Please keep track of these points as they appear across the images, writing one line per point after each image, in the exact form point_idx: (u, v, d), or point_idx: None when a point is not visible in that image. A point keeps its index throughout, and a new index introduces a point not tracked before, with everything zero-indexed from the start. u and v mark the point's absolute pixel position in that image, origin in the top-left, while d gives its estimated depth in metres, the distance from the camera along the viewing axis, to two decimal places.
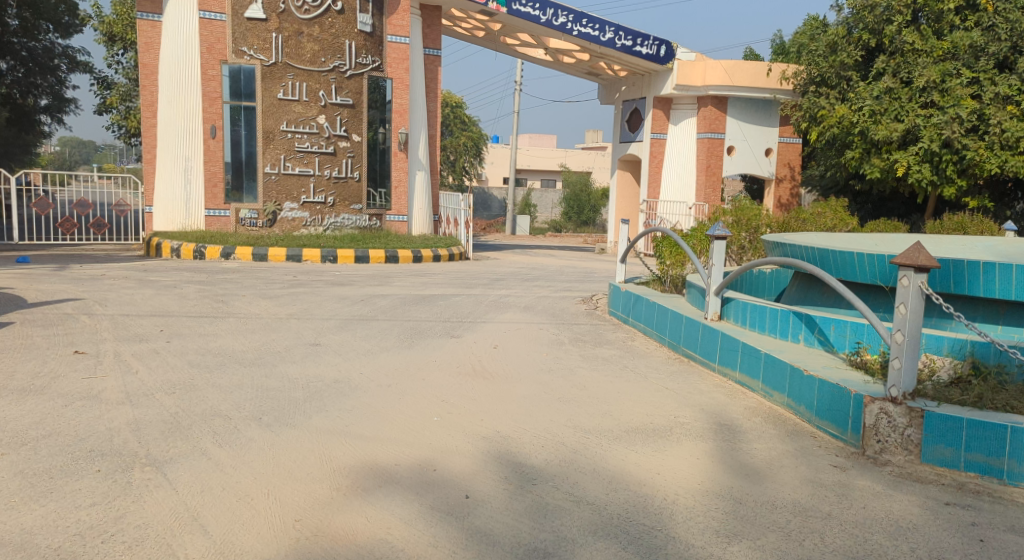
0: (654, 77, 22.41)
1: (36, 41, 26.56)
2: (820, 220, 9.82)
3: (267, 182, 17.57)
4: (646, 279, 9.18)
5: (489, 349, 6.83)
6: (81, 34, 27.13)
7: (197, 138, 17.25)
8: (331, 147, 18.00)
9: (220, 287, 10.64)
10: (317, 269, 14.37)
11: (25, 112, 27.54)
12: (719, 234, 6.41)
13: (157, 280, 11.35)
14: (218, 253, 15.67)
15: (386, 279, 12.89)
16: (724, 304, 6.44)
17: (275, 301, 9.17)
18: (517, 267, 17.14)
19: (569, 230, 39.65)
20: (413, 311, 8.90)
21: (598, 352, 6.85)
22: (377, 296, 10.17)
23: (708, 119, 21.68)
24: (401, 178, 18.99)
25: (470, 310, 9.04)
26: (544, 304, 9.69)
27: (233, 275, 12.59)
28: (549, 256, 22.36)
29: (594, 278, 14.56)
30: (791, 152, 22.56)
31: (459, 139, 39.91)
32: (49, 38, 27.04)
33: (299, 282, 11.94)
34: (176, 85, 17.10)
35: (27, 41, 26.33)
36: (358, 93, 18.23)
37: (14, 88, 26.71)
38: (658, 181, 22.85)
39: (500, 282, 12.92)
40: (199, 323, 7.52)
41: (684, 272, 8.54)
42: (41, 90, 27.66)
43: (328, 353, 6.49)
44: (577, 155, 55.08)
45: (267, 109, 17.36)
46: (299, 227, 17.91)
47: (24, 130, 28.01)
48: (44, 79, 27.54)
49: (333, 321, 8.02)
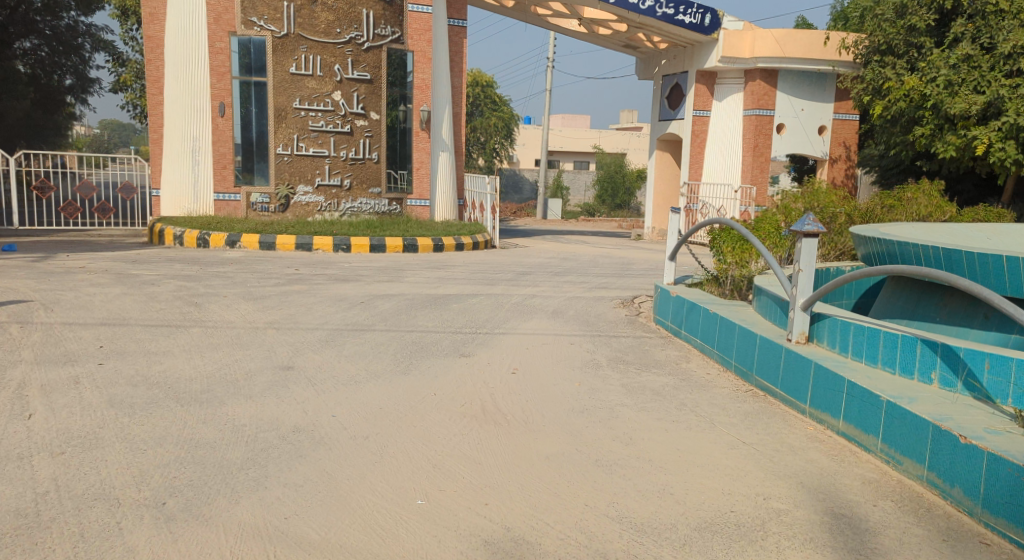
0: (697, 50, 20.67)
1: (59, 19, 25.49)
2: (912, 205, 8.10)
3: (279, 163, 16.15)
4: (698, 280, 7.66)
5: (507, 377, 5.36)
6: (103, 11, 25.97)
7: (205, 116, 15.98)
8: (347, 126, 16.51)
9: (206, 284, 9.30)
10: (326, 260, 13.03)
11: (50, 92, 26.30)
12: (810, 229, 4.80)
13: (137, 273, 10.04)
14: (223, 241, 14.39)
15: (398, 273, 11.46)
16: (814, 323, 4.89)
17: (261, 304, 7.79)
18: (548, 258, 15.64)
19: (603, 214, 38.02)
20: (421, 317, 7.45)
21: (645, 381, 5.35)
22: (382, 296, 8.75)
23: (757, 94, 19.90)
24: (423, 159, 17.53)
25: (488, 316, 7.58)
26: (578, 308, 8.19)
27: (227, 268, 11.25)
28: (582, 243, 20.84)
29: (632, 272, 12.99)
30: (846, 130, 20.74)
31: (489, 119, 38.26)
32: (71, 16, 25.96)
33: (298, 277, 10.56)
34: (182, 61, 15.87)
35: (50, 19, 25.33)
36: (377, 67, 16.73)
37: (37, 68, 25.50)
38: (700, 161, 21.21)
39: (527, 277, 11.44)
40: (153, 336, 6.15)
41: (748, 272, 6.98)
42: (65, 70, 26.35)
43: (299, 382, 5.05)
44: (611, 136, 53.15)
45: (278, 85, 15.92)
46: (313, 212, 16.54)
47: (50, 111, 26.84)
48: (68, 59, 26.23)
49: (320, 332, 6.60)
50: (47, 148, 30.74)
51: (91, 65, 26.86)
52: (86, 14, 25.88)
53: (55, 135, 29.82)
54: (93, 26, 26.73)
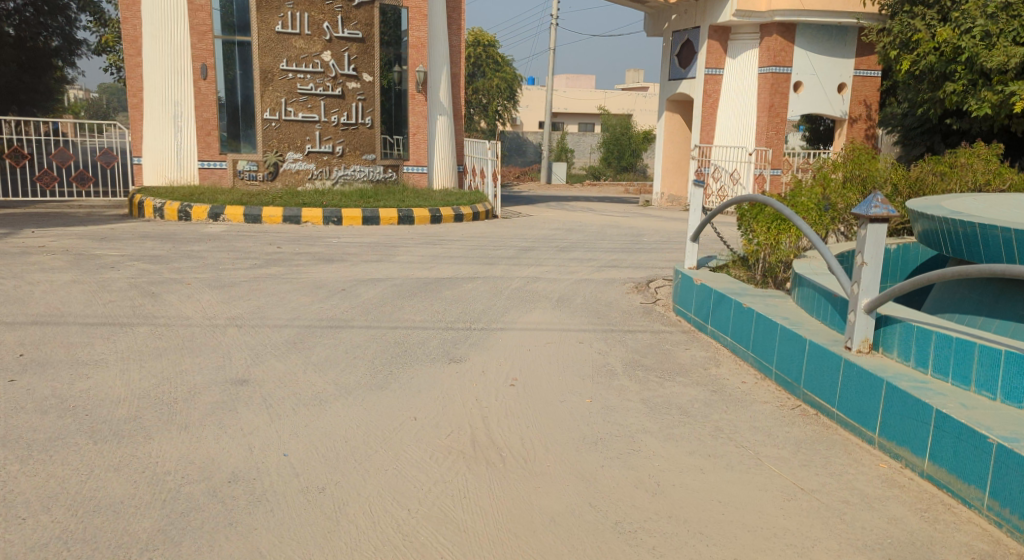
0: (710, 4, 19.41)
1: None
2: (966, 172, 7.11)
3: (266, 129, 15.12)
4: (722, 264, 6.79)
5: (504, 392, 4.47)
6: None
7: (185, 78, 15.05)
8: (338, 89, 15.41)
9: (173, 266, 8.37)
10: (313, 235, 12.11)
11: (37, 55, 25.09)
12: (879, 212, 3.82)
13: (100, 254, 9.10)
14: (205, 214, 13.45)
15: (390, 251, 10.52)
16: (879, 328, 3.93)
17: (227, 294, 6.86)
18: (553, 228, 14.69)
19: (609, 177, 36.92)
20: (409, 309, 6.54)
21: (669, 395, 4.46)
22: (368, 281, 7.83)
23: (773, 51, 18.75)
24: (420, 124, 16.40)
25: (484, 307, 6.68)
26: (586, 296, 7.29)
27: (202, 246, 10.31)
28: (588, 210, 19.85)
29: (644, 246, 12.03)
30: (867, 88, 19.70)
31: (492, 80, 36.87)
32: None
33: (279, 257, 9.64)
34: (159, 18, 14.85)
35: None
36: (369, 24, 15.64)
37: (23, 30, 24.24)
38: (712, 122, 19.99)
39: (529, 254, 10.51)
40: (91, 338, 5.24)
41: (785, 249, 6.03)
42: (52, 31, 25.08)
43: (250, 402, 4.15)
44: (616, 96, 51.72)
45: (264, 44, 14.81)
46: (304, 180, 15.54)
47: (38, 74, 25.69)
48: (53, 19, 24.96)
49: (289, 331, 5.70)
50: (37, 114, 29.60)
51: (77, 26, 25.64)
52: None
53: (46, 99, 28.70)
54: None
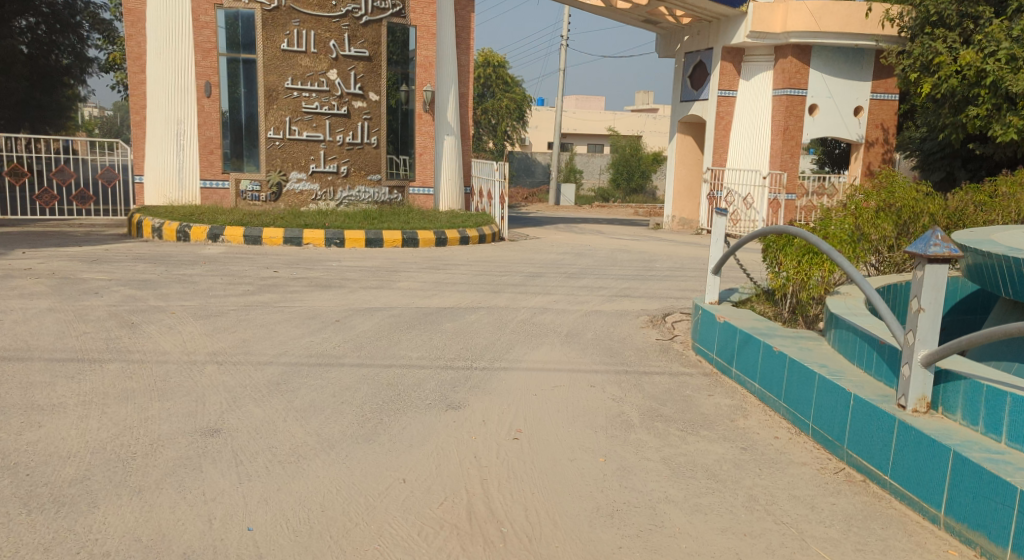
0: (724, 25, 19.05)
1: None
2: (1010, 203, 6.66)
3: (270, 149, 14.70)
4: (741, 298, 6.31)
5: (506, 446, 3.97)
6: None
7: (188, 95, 14.63)
8: (344, 108, 15.00)
9: (161, 292, 7.91)
10: (313, 258, 11.66)
11: (47, 72, 24.82)
12: (940, 252, 3.32)
13: (86, 278, 8.65)
14: (204, 234, 13.02)
15: (391, 276, 10.06)
16: (938, 384, 3.42)
17: (212, 324, 6.38)
18: (561, 252, 14.21)
19: (618, 199, 36.47)
20: (406, 344, 6.06)
21: (695, 454, 3.94)
22: (364, 311, 7.36)
23: (788, 73, 18.32)
24: (427, 144, 15.99)
25: (489, 343, 6.18)
26: (598, 331, 6.79)
27: (195, 270, 9.86)
28: (597, 233, 19.38)
29: (656, 273, 11.53)
30: (884, 111, 19.20)
31: (501, 101, 36.54)
32: None
33: (274, 282, 9.17)
34: (164, 37, 14.50)
35: None
36: (376, 43, 15.26)
37: (34, 48, 23.98)
38: (725, 145, 19.63)
39: (536, 281, 10.04)
40: (54, 377, 4.76)
41: (827, 282, 5.50)
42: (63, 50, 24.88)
43: (218, 458, 3.66)
44: (626, 118, 51.42)
45: (269, 62, 14.46)
46: (307, 201, 15.04)
47: (48, 92, 25.41)
48: (65, 38, 24.69)
49: (274, 369, 5.22)
50: (47, 132, 29.34)
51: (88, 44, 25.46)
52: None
53: (57, 117, 28.47)
54: (95, 4, 25.16)
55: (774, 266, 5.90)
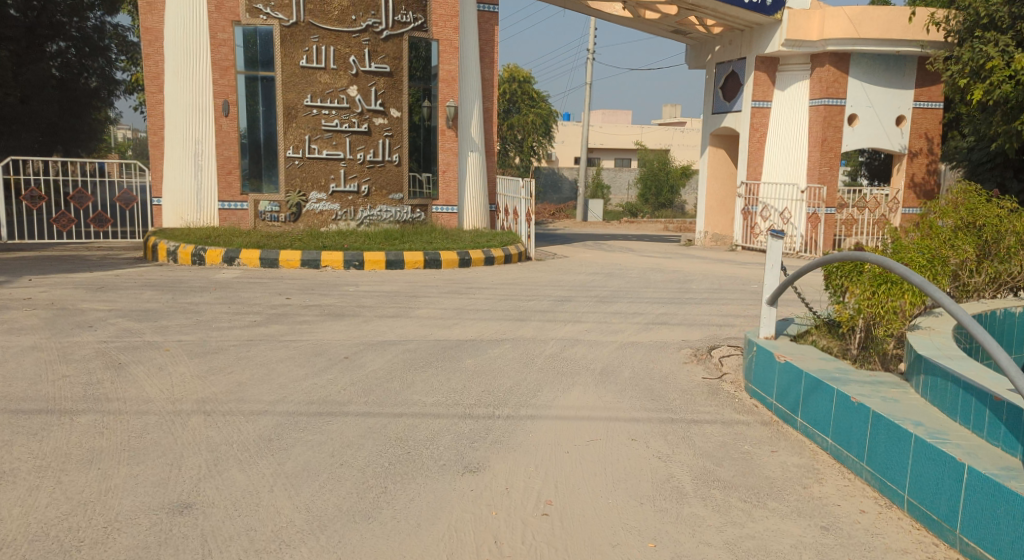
0: (757, 33, 18.33)
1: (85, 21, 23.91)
2: None
3: (289, 168, 14.15)
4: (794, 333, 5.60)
5: (535, 526, 3.27)
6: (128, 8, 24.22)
7: (206, 116, 14.14)
8: (365, 125, 14.41)
9: (160, 324, 7.33)
10: (329, 283, 11.08)
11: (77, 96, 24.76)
12: None
13: (86, 309, 8.13)
14: (220, 258, 12.51)
15: (410, 302, 9.44)
16: None
17: (206, 364, 5.75)
18: (590, 272, 13.50)
19: (647, 214, 35.69)
20: (420, 386, 5.39)
21: (766, 538, 3.20)
22: (377, 344, 6.71)
23: (826, 82, 17.51)
24: (450, 161, 15.44)
25: (514, 385, 5.49)
26: (636, 368, 6.06)
27: (203, 297, 9.32)
28: (627, 251, 18.67)
29: (692, 295, 10.78)
30: (928, 120, 18.32)
31: (527, 116, 35.96)
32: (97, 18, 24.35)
33: (284, 311, 8.58)
34: (182, 55, 13.99)
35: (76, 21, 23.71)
36: (397, 58, 14.66)
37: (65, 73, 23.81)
38: (760, 158, 18.81)
39: (565, 307, 9.33)
40: (16, 434, 4.16)
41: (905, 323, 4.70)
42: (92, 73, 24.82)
43: (182, 546, 3.01)
44: (653, 132, 50.66)
45: (287, 80, 13.96)
46: (328, 221, 14.44)
47: (78, 115, 25.17)
48: (94, 61, 24.44)
49: (269, 421, 4.57)
50: (77, 155, 29.20)
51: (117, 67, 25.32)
52: (112, 14, 24.20)
53: (90, 139, 28.26)
54: (122, 26, 24.90)
55: (843, 296, 5.14)
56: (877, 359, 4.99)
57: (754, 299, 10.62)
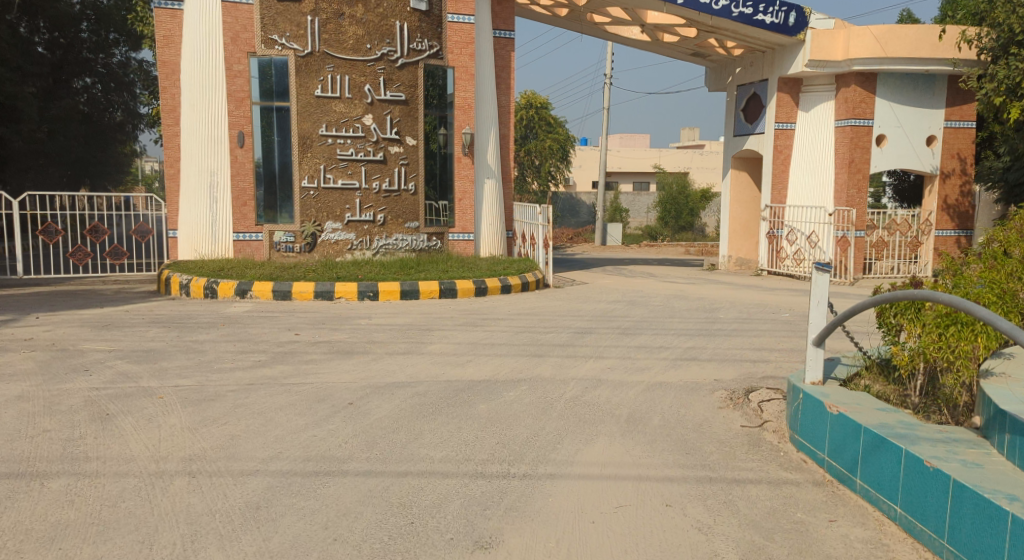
0: (780, 54, 17.89)
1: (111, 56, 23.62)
2: None
3: (304, 199, 13.79)
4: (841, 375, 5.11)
5: None
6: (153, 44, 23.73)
7: (221, 147, 13.80)
8: (380, 153, 14.07)
9: (158, 365, 6.91)
10: (341, 316, 10.64)
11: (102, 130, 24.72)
12: None
13: (84, 350, 7.74)
14: (232, 291, 12.10)
15: (423, 336, 8.99)
16: None
17: (200, 412, 5.27)
18: (611, 300, 12.98)
19: (667, 238, 35.11)
20: (428, 438, 4.90)
21: None
22: (385, 387, 6.22)
23: (851, 102, 16.98)
24: (466, 189, 15.06)
25: (533, 436, 4.99)
26: (667, 415, 5.53)
27: (209, 334, 8.92)
28: (649, 277, 18.12)
29: (720, 326, 10.23)
30: (960, 140, 17.65)
31: (545, 142, 35.62)
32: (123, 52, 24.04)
33: (290, 348, 8.15)
34: (197, 86, 13.67)
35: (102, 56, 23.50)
36: (413, 86, 14.34)
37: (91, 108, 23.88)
38: (784, 181, 18.31)
39: (586, 340, 8.83)
40: None
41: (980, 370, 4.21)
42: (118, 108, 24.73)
43: None
44: (672, 155, 50.17)
45: (303, 109, 13.62)
46: (343, 251, 14.06)
47: (103, 149, 25.12)
48: (119, 96, 24.44)
49: (260, 483, 4.11)
50: (101, 187, 29.21)
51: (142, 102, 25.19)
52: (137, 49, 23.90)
53: (113, 172, 28.15)
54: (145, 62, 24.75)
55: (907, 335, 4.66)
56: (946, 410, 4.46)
57: (786, 329, 10.05)
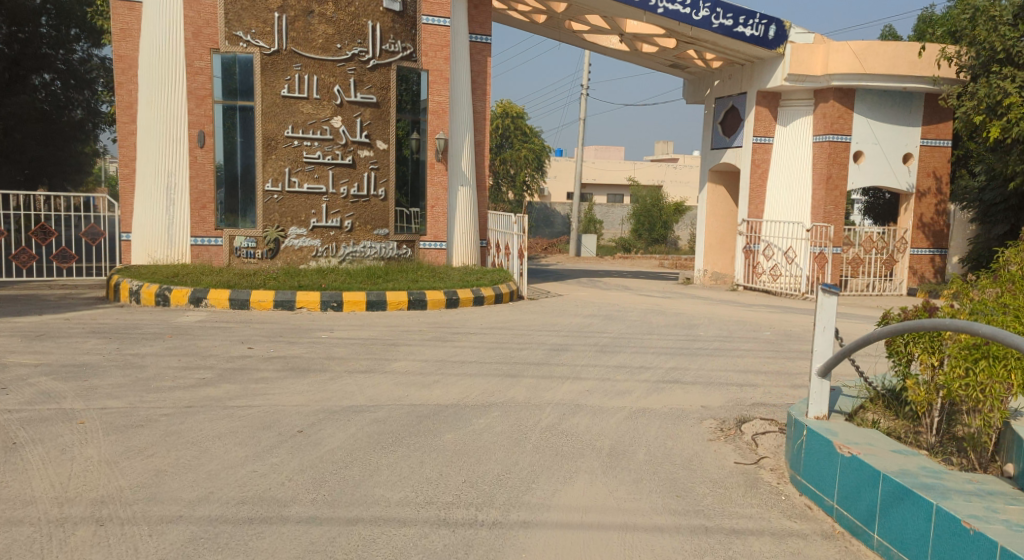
0: (760, 67, 17.54)
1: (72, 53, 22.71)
2: None
3: (267, 203, 13.12)
4: (845, 410, 4.63)
5: None
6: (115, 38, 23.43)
7: (178, 146, 12.98)
8: (349, 157, 13.44)
9: (89, 383, 6.22)
10: (301, 328, 9.99)
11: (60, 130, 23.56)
12: None
13: (10, 363, 7.03)
14: (186, 298, 11.38)
15: (387, 352, 8.38)
16: None
17: (124, 442, 4.61)
18: (587, 314, 12.44)
19: (640, 250, 34.82)
20: (385, 476, 4.30)
21: None
22: (341, 412, 5.60)
23: (830, 118, 16.72)
24: (439, 197, 14.45)
25: (505, 474, 4.41)
26: (652, 448, 4.99)
27: (153, 346, 8.23)
28: (625, 290, 17.67)
29: (701, 345, 9.74)
30: (937, 158, 17.44)
31: (520, 152, 35.25)
32: (82, 49, 23.25)
33: (241, 363, 7.50)
34: (156, 82, 12.86)
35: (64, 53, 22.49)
36: (385, 89, 13.73)
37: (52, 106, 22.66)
38: (762, 195, 17.93)
39: (562, 359, 8.28)
40: None
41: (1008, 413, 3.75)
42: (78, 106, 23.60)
43: None
44: (646, 168, 50.03)
45: (267, 110, 12.98)
46: (308, 258, 13.39)
47: (61, 150, 24.03)
48: (79, 93, 23.32)
49: (181, 532, 3.49)
50: (63, 187, 28.21)
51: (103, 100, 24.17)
52: (99, 46, 23.21)
53: (72, 170, 27.02)
54: (106, 60, 23.96)
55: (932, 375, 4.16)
56: (970, 454, 4.01)
57: (771, 350, 9.58)
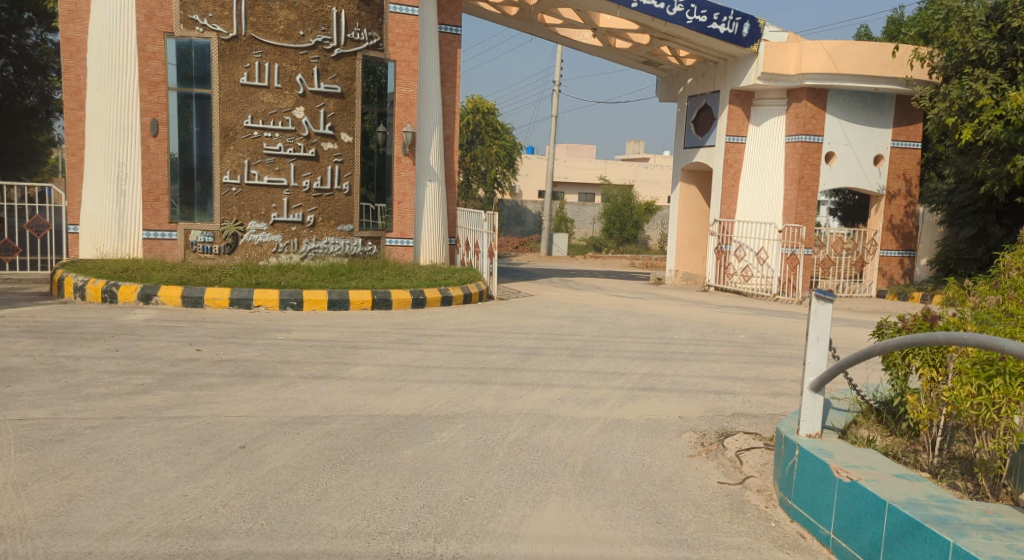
0: (732, 65, 17.30)
1: (25, 37, 21.70)
2: None
3: (225, 196, 12.52)
4: (836, 426, 4.26)
5: None
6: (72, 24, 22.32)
7: (130, 135, 12.26)
8: (312, 149, 12.88)
9: (11, 389, 5.66)
10: (256, 328, 9.44)
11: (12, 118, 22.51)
12: None
13: None
14: (135, 295, 10.75)
15: (345, 355, 7.88)
16: None
17: (36, 461, 4.09)
18: (558, 316, 12.04)
19: (611, 249, 34.54)
20: (333, 500, 3.84)
21: None
22: (290, 425, 5.11)
23: (802, 118, 16.49)
24: (405, 191, 13.92)
25: (468, 498, 3.96)
26: (629, 466, 4.58)
27: (91, 347, 7.65)
28: (595, 289, 17.30)
29: (675, 349, 9.38)
30: (906, 160, 17.33)
31: (491, 148, 34.73)
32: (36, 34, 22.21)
33: (185, 367, 6.96)
34: (109, 67, 12.15)
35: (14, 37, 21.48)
36: (350, 79, 13.20)
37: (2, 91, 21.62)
38: (734, 195, 17.68)
39: (532, 363, 7.85)
40: None
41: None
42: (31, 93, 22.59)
43: None
44: (617, 167, 49.80)
45: (225, 98, 12.38)
46: (268, 254, 12.80)
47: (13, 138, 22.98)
48: (32, 80, 22.31)
49: None
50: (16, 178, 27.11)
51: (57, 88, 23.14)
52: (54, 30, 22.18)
53: (26, 160, 25.91)
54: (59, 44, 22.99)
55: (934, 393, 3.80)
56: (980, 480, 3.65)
57: (747, 354, 9.24)
